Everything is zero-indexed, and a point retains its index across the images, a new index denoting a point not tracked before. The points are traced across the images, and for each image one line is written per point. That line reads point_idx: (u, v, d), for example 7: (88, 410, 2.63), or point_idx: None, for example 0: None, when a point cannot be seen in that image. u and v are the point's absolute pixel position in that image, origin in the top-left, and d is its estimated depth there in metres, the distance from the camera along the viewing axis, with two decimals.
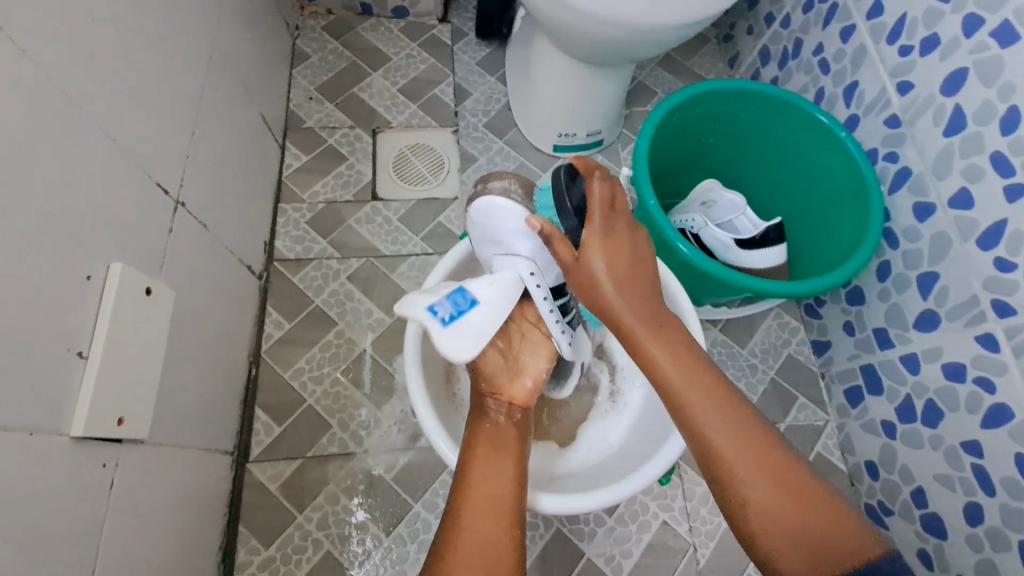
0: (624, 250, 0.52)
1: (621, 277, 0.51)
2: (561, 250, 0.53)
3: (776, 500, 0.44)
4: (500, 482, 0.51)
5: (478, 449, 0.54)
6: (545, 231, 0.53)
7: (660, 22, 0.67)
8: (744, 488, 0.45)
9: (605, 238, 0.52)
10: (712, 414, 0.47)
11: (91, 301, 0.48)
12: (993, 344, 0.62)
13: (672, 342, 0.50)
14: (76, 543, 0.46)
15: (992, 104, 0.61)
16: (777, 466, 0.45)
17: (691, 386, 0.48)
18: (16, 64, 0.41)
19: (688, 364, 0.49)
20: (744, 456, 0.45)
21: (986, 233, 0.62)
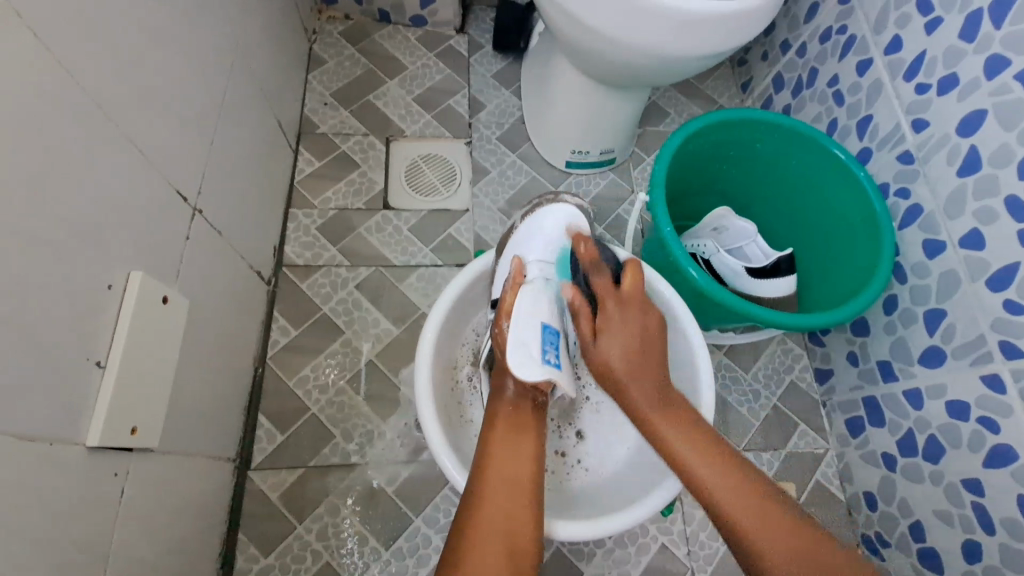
0: (636, 337, 0.60)
1: (631, 370, 0.59)
2: (584, 325, 0.63)
3: (764, 527, 0.50)
4: (521, 465, 0.53)
5: (499, 429, 0.55)
6: (575, 305, 0.64)
7: (681, 51, 0.68)
8: (751, 537, 0.50)
9: (620, 314, 0.62)
10: (725, 489, 0.52)
11: (110, 310, 0.48)
12: (998, 384, 0.62)
13: (678, 420, 0.57)
14: (83, 554, 0.46)
15: (1011, 148, 0.62)
16: (779, 518, 0.51)
17: (718, 479, 0.53)
18: (48, 72, 0.41)
19: (696, 443, 0.55)
20: (747, 511, 0.51)
21: (997, 275, 0.63)
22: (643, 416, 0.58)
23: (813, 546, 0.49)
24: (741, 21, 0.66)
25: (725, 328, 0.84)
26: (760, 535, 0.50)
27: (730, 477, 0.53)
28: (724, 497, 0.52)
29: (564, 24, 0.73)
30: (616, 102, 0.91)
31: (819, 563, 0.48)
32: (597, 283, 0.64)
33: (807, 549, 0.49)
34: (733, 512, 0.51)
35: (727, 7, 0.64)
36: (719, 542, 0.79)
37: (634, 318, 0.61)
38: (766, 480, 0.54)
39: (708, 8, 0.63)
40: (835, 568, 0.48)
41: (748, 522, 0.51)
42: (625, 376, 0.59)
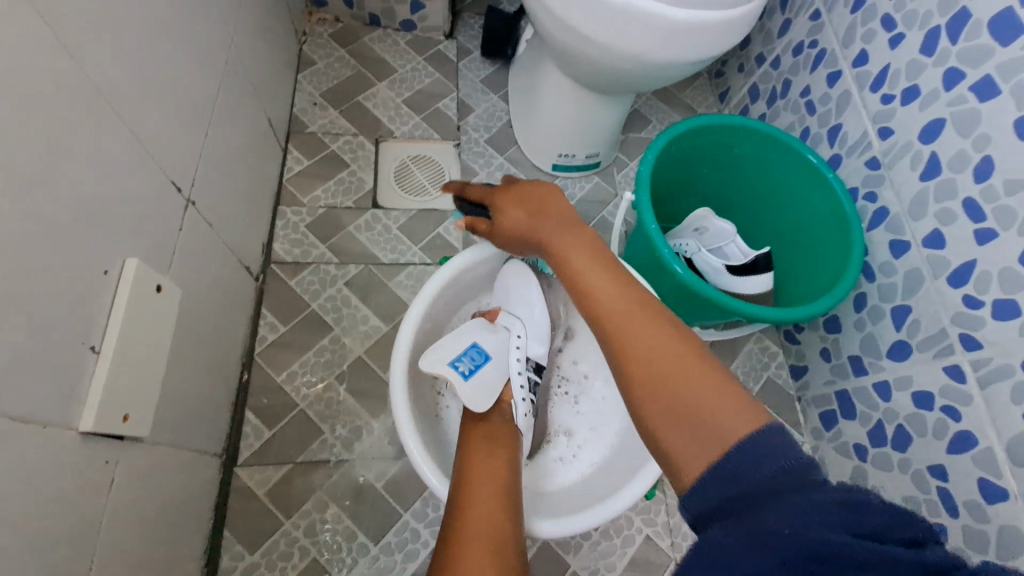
0: (524, 206, 0.65)
1: (564, 253, 0.59)
2: (478, 225, 0.69)
3: (666, 364, 0.44)
4: (494, 477, 0.53)
5: (473, 447, 0.58)
6: (468, 219, 0.69)
7: (661, 57, 0.71)
8: (655, 413, 0.42)
9: (515, 201, 0.65)
10: (641, 336, 0.47)
11: (106, 296, 0.48)
12: (959, 374, 0.66)
13: (643, 312, 0.49)
14: (71, 540, 0.45)
15: (967, 153, 0.66)
16: (690, 367, 0.43)
17: (644, 334, 0.47)
18: (55, 56, 0.41)
19: (654, 319, 0.48)
20: (671, 364, 0.43)
21: (957, 272, 0.67)
22: (586, 290, 0.54)
23: (717, 387, 0.41)
24: (724, 29, 0.69)
25: (707, 324, 0.87)
26: (657, 415, 0.42)
27: (663, 355, 0.44)
28: (635, 334, 0.47)
29: (554, 28, 0.76)
30: (602, 108, 0.94)
31: (696, 409, 0.40)
32: (504, 202, 0.66)
33: (689, 410, 0.40)
34: (649, 395, 0.43)
35: (712, 15, 0.67)
36: None
37: (575, 227, 0.61)
38: (682, 328, 0.48)
39: (693, 17, 0.66)
40: (709, 405, 0.40)
41: (657, 396, 0.43)
42: (574, 259, 0.58)
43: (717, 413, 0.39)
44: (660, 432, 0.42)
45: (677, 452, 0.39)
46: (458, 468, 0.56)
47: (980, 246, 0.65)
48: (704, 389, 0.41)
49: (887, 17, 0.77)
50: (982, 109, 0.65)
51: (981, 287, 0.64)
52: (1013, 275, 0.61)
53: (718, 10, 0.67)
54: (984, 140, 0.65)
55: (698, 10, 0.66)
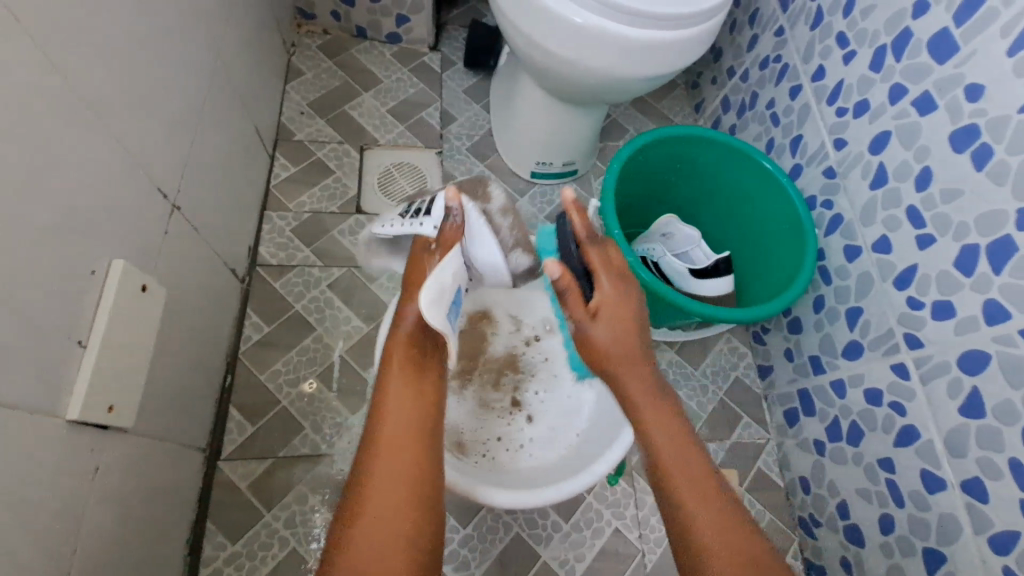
0: (625, 321, 0.60)
1: (615, 352, 0.60)
2: (576, 308, 0.61)
3: (727, 545, 0.50)
4: (400, 426, 0.52)
5: (392, 372, 0.56)
6: (563, 280, 0.60)
7: (624, 71, 0.75)
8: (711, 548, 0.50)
9: (615, 304, 0.61)
10: (677, 464, 0.54)
11: (93, 294, 0.52)
12: (904, 372, 0.70)
13: (671, 432, 0.56)
14: (58, 522, 0.48)
15: (910, 164, 0.71)
16: (722, 514, 0.51)
17: (684, 479, 0.53)
18: (45, 74, 0.45)
19: (690, 462, 0.54)
20: (712, 517, 0.51)
21: (901, 275, 0.71)
22: (626, 395, 0.59)
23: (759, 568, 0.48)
24: (684, 46, 0.73)
25: (675, 325, 0.91)
26: (702, 518, 0.51)
27: (711, 507, 0.52)
28: (674, 459, 0.55)
29: (525, 44, 0.80)
30: (577, 118, 0.98)
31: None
32: (593, 259, 0.62)
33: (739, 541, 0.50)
34: (694, 513, 0.52)
35: (672, 33, 0.71)
36: None
37: (632, 318, 0.61)
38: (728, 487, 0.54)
39: (653, 35, 0.71)
40: None
41: (695, 513, 0.52)
42: (616, 365, 0.60)
43: None
44: (696, 540, 0.51)
45: None
46: (372, 408, 0.55)
47: (921, 250, 0.69)
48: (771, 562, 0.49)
49: (841, 35, 0.82)
50: (922, 122, 0.69)
51: (922, 290, 0.68)
52: (950, 278, 0.65)
53: (676, 29, 0.71)
54: (924, 151, 0.69)
55: (658, 30, 0.70)
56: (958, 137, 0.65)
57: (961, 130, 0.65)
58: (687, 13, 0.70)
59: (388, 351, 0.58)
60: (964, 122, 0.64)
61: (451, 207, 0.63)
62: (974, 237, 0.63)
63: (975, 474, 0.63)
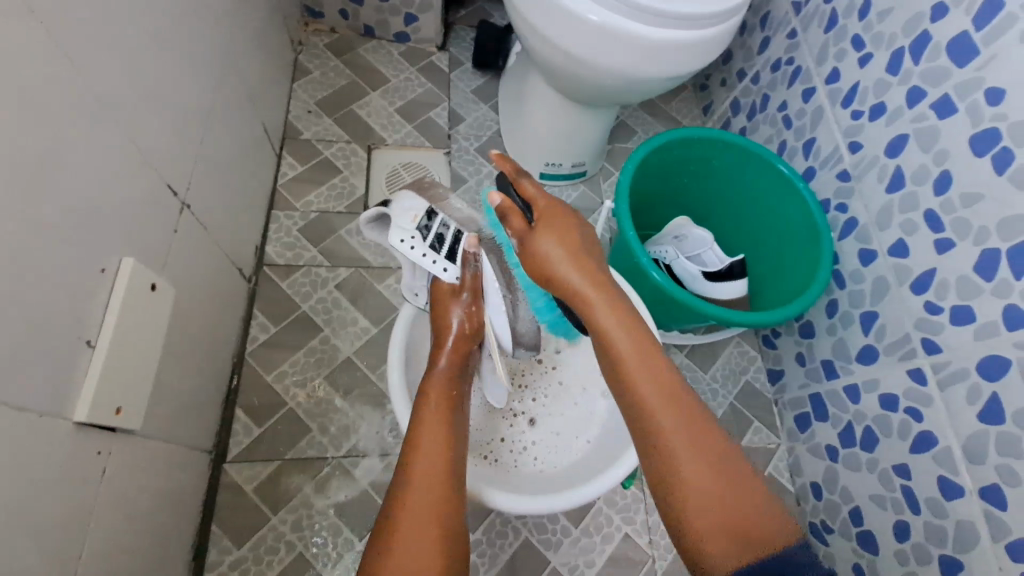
0: (573, 241, 0.57)
1: (570, 256, 0.56)
2: (515, 222, 0.59)
3: (711, 474, 0.45)
4: (437, 457, 0.52)
5: (428, 409, 0.56)
6: (503, 205, 0.59)
7: (640, 72, 0.74)
8: (676, 458, 0.46)
9: (557, 228, 0.57)
10: (652, 382, 0.49)
11: (102, 292, 0.51)
12: (921, 377, 0.69)
13: (651, 367, 0.50)
14: (65, 526, 0.47)
15: (928, 168, 0.70)
16: (692, 427, 0.47)
17: (662, 396, 0.48)
18: (55, 64, 0.44)
19: (667, 384, 0.49)
20: (659, 394, 0.48)
21: (919, 279, 0.70)
22: (563, 274, 0.56)
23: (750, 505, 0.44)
24: (700, 47, 0.73)
25: (685, 328, 0.90)
26: (679, 446, 0.46)
27: (657, 389, 0.49)
28: (620, 345, 0.51)
29: (538, 43, 0.79)
30: (588, 119, 0.98)
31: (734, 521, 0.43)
32: (527, 190, 0.60)
33: (722, 478, 0.45)
34: (650, 402, 0.48)
35: (689, 34, 0.71)
36: None
37: (586, 250, 0.57)
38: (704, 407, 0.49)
39: (670, 35, 0.70)
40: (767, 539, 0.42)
41: (654, 405, 0.48)
42: (592, 283, 0.55)
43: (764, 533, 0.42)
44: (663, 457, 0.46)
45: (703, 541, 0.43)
46: (406, 441, 0.54)
47: (939, 255, 0.68)
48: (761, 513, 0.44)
49: (856, 37, 0.81)
50: (941, 126, 0.69)
51: (941, 294, 0.68)
52: (970, 282, 0.65)
53: (693, 30, 0.71)
54: (943, 155, 0.68)
55: (675, 30, 0.70)
56: (978, 140, 0.64)
57: (982, 134, 0.64)
58: (705, 13, 0.69)
59: (425, 391, 0.58)
60: (984, 125, 0.64)
61: (467, 251, 0.62)
62: (995, 241, 0.62)
63: (993, 481, 0.62)
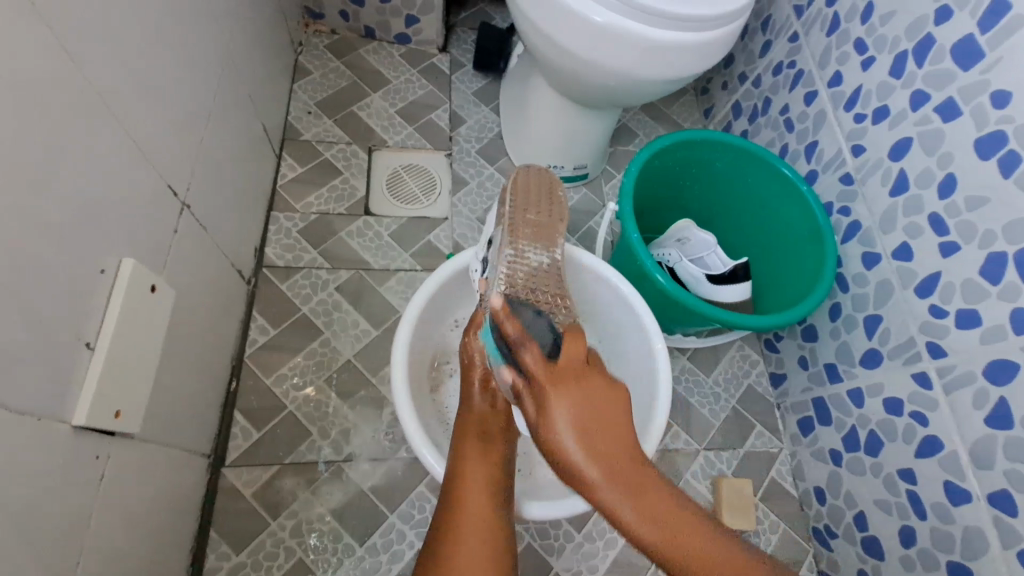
0: (595, 410, 0.51)
1: (610, 482, 0.49)
2: (528, 405, 0.54)
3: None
4: (485, 479, 0.57)
5: (471, 435, 0.61)
6: (517, 385, 0.56)
7: (641, 73, 0.74)
8: (677, 559, 0.47)
9: (572, 391, 0.52)
10: (645, 520, 0.48)
11: (102, 293, 0.50)
12: (926, 382, 0.69)
13: (643, 502, 0.49)
14: (63, 532, 0.46)
15: (932, 171, 0.70)
16: (665, 512, 0.48)
17: (664, 530, 0.48)
18: (56, 60, 0.43)
19: (655, 518, 0.48)
20: (659, 509, 0.48)
21: (923, 283, 0.70)
22: (562, 448, 0.50)
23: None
24: (704, 49, 0.73)
25: (688, 332, 0.90)
26: (700, 565, 0.47)
27: (653, 496, 0.49)
28: (613, 496, 0.49)
29: (541, 44, 0.79)
30: (590, 121, 0.97)
31: None
32: (527, 358, 0.55)
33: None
34: (643, 528, 0.48)
35: (694, 36, 0.71)
36: None
37: (586, 376, 0.53)
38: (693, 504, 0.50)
39: (674, 37, 0.70)
40: None
41: (626, 512, 0.48)
42: (614, 495, 0.49)
43: None
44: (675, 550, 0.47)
45: None
46: (450, 469, 0.58)
47: (944, 258, 0.68)
48: None
49: (859, 41, 0.81)
50: (945, 129, 0.69)
51: (946, 298, 0.67)
52: (975, 286, 0.65)
53: (692, 31, 0.70)
54: (947, 158, 0.68)
55: (673, 31, 0.69)
56: (983, 143, 0.64)
57: (987, 137, 0.64)
58: (710, 16, 0.69)
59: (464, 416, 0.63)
60: (989, 128, 0.64)
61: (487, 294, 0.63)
62: (1000, 244, 0.62)
63: (1002, 486, 0.61)
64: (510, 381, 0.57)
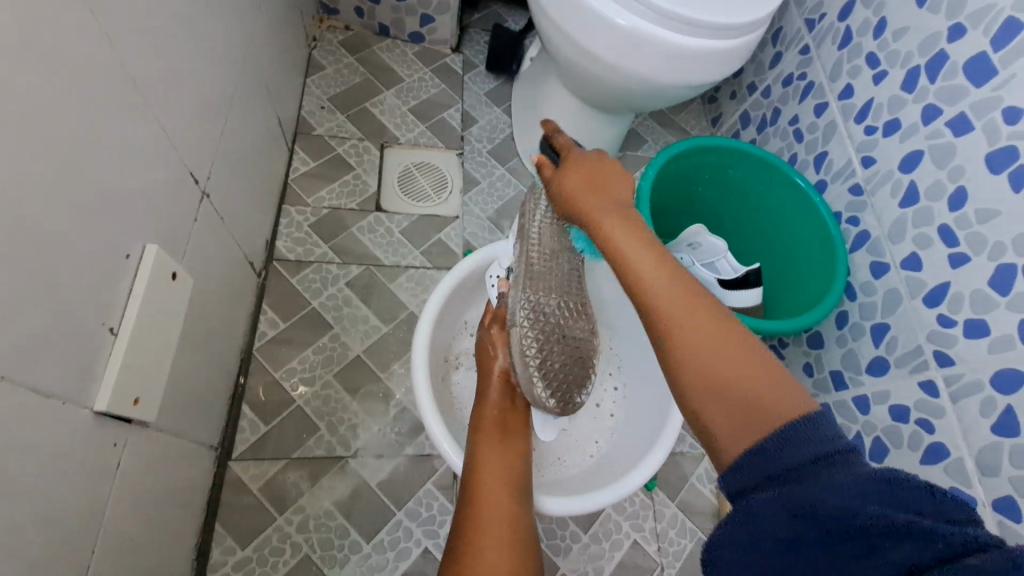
0: (591, 177, 0.54)
1: (618, 228, 0.48)
2: (545, 170, 0.59)
3: (743, 369, 0.38)
4: (504, 483, 0.57)
5: (485, 435, 0.61)
6: (537, 160, 0.60)
7: (625, 66, 0.74)
8: (683, 341, 0.40)
9: (585, 184, 0.54)
10: (672, 291, 0.43)
11: (127, 279, 0.50)
12: (933, 390, 0.70)
13: (678, 278, 0.43)
14: (78, 520, 0.46)
15: (943, 184, 0.72)
16: (696, 304, 0.41)
17: (670, 295, 0.42)
18: (96, 45, 0.43)
19: (676, 276, 0.44)
20: (682, 297, 0.42)
21: (932, 293, 0.72)
22: (566, 194, 0.54)
23: (747, 352, 0.38)
24: (727, 57, 0.74)
25: None
26: (683, 333, 0.40)
27: (673, 281, 0.43)
28: (631, 249, 0.46)
29: (562, 46, 0.79)
30: (602, 125, 0.98)
31: (746, 396, 0.37)
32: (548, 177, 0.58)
33: (745, 359, 0.38)
34: (644, 273, 0.44)
35: (718, 43, 0.72)
36: (688, 539, 0.83)
37: (605, 160, 0.56)
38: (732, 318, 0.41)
39: (699, 44, 0.71)
40: (764, 402, 0.36)
41: (680, 321, 0.41)
42: (651, 259, 0.45)
43: (771, 406, 0.36)
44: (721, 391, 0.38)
45: (722, 437, 0.37)
46: (467, 471, 0.58)
47: (953, 269, 0.69)
48: (754, 364, 0.38)
49: (871, 55, 0.83)
50: (957, 143, 0.70)
51: (955, 308, 0.69)
52: (984, 297, 0.66)
53: (680, 33, 0.70)
54: (958, 171, 0.70)
55: (656, 24, 0.69)
56: (995, 158, 0.66)
57: (998, 151, 0.65)
58: (698, 19, 0.68)
59: (479, 417, 0.63)
60: (1002, 143, 0.65)
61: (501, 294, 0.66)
62: (1010, 256, 0.64)
63: (1007, 493, 0.62)
64: (530, 388, 0.60)
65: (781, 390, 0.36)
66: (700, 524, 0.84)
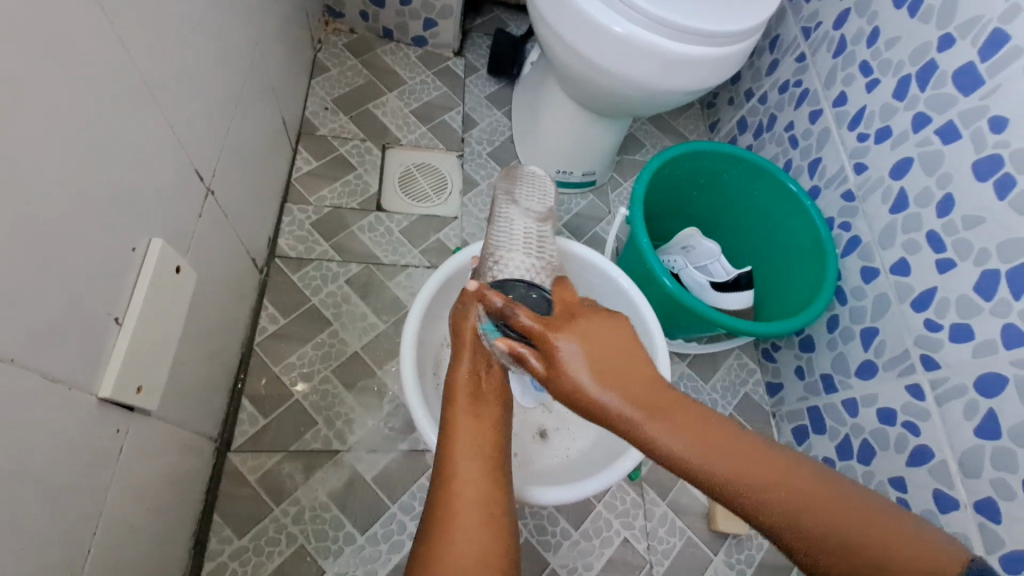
0: (598, 339, 0.47)
1: (657, 411, 0.44)
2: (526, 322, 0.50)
3: (813, 518, 0.40)
4: (475, 455, 0.53)
5: (459, 401, 0.57)
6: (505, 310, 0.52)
7: (619, 71, 0.76)
8: (764, 503, 0.41)
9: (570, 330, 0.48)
10: (762, 488, 0.41)
11: (133, 270, 0.52)
12: (920, 393, 0.71)
13: (756, 467, 0.42)
14: (80, 503, 0.47)
15: (931, 190, 0.73)
16: (766, 472, 0.42)
17: (781, 496, 0.41)
18: (110, 48, 0.45)
19: (728, 451, 0.42)
20: (746, 469, 0.42)
21: (919, 297, 0.73)
22: (576, 385, 0.46)
23: (800, 490, 0.41)
24: (723, 64, 0.76)
25: (689, 337, 0.92)
26: (773, 496, 0.41)
27: (777, 487, 0.41)
28: (671, 430, 0.44)
29: (559, 50, 0.81)
30: (601, 129, 1.00)
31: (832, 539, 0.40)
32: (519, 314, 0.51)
33: (835, 519, 0.40)
34: (695, 459, 0.43)
35: (713, 51, 0.73)
36: (677, 537, 0.84)
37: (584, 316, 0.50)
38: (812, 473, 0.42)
39: (694, 51, 0.72)
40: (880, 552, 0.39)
41: (723, 469, 0.42)
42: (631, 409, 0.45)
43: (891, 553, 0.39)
44: (775, 507, 0.41)
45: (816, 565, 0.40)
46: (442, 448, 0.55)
47: (940, 274, 0.71)
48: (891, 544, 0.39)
49: (864, 63, 0.85)
50: (945, 151, 0.72)
51: (941, 312, 0.70)
52: (969, 302, 0.67)
53: (674, 41, 0.72)
54: (946, 178, 0.71)
55: (650, 31, 0.71)
56: (981, 166, 0.67)
57: (984, 159, 0.67)
58: (692, 27, 0.70)
59: (452, 385, 0.58)
60: (988, 151, 0.67)
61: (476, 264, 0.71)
62: (994, 262, 0.65)
63: (987, 494, 0.64)
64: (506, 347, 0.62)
65: (897, 530, 0.40)
66: (690, 522, 0.86)
